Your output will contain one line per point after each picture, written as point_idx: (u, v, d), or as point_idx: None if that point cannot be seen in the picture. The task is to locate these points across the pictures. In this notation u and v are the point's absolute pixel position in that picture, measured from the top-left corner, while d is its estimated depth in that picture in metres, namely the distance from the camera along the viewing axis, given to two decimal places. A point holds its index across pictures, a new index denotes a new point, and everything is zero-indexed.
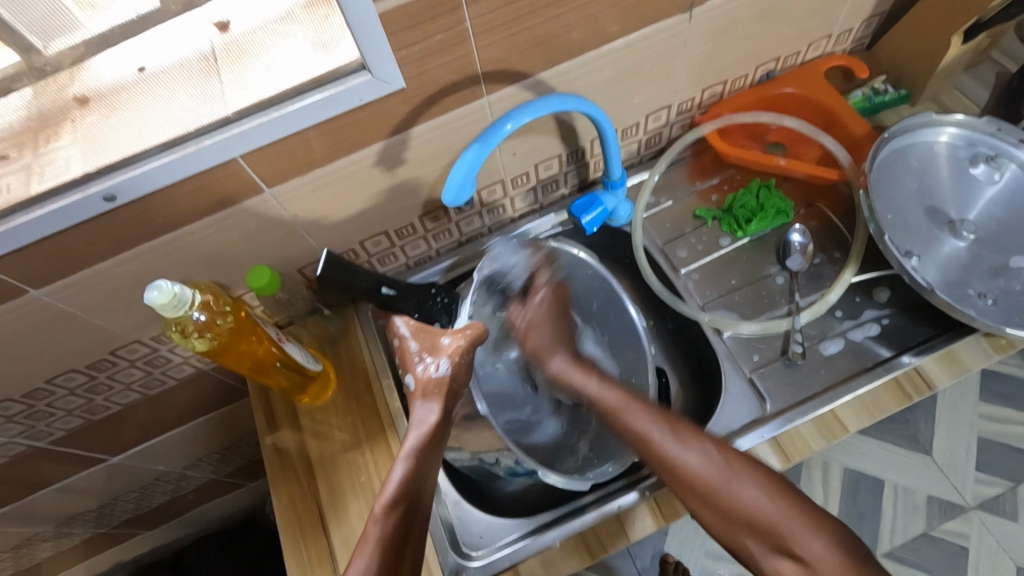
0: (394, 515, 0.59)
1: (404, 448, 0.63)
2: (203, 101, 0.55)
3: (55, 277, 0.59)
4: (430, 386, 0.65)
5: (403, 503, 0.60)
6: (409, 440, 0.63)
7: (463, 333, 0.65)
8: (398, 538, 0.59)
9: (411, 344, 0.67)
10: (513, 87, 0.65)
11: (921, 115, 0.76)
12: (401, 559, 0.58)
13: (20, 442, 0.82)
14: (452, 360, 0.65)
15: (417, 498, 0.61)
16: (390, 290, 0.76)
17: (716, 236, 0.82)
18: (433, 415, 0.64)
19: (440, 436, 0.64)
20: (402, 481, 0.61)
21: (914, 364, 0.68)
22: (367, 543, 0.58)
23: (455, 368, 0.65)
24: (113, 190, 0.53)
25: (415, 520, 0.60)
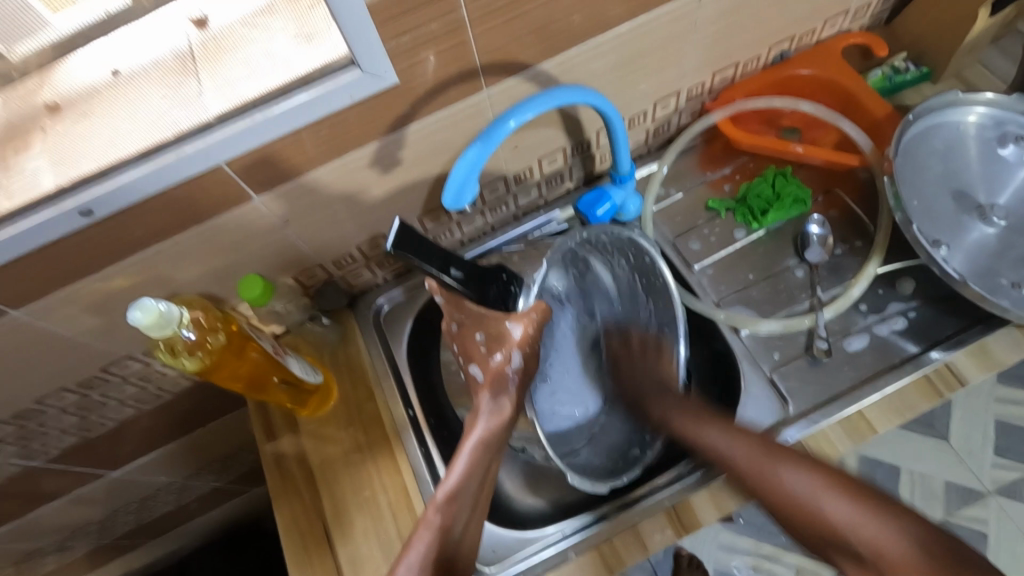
0: (453, 507, 0.58)
1: (472, 436, 0.62)
2: (180, 105, 0.50)
3: (34, 297, 0.56)
4: (500, 378, 0.63)
5: (464, 496, 0.59)
6: (476, 430, 0.62)
7: (527, 317, 0.63)
8: (459, 532, 0.58)
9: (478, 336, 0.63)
10: (513, 79, 0.61)
11: (946, 94, 0.72)
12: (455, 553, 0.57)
13: (13, 462, 0.79)
14: (522, 350, 0.63)
15: (478, 494, 0.60)
16: (461, 272, 0.61)
17: (730, 228, 0.78)
18: (503, 410, 0.63)
19: (508, 429, 0.64)
20: (469, 469, 0.60)
21: (944, 360, 0.65)
22: (424, 529, 0.57)
23: (525, 359, 0.64)
24: (89, 205, 0.50)
25: (474, 515, 0.60)
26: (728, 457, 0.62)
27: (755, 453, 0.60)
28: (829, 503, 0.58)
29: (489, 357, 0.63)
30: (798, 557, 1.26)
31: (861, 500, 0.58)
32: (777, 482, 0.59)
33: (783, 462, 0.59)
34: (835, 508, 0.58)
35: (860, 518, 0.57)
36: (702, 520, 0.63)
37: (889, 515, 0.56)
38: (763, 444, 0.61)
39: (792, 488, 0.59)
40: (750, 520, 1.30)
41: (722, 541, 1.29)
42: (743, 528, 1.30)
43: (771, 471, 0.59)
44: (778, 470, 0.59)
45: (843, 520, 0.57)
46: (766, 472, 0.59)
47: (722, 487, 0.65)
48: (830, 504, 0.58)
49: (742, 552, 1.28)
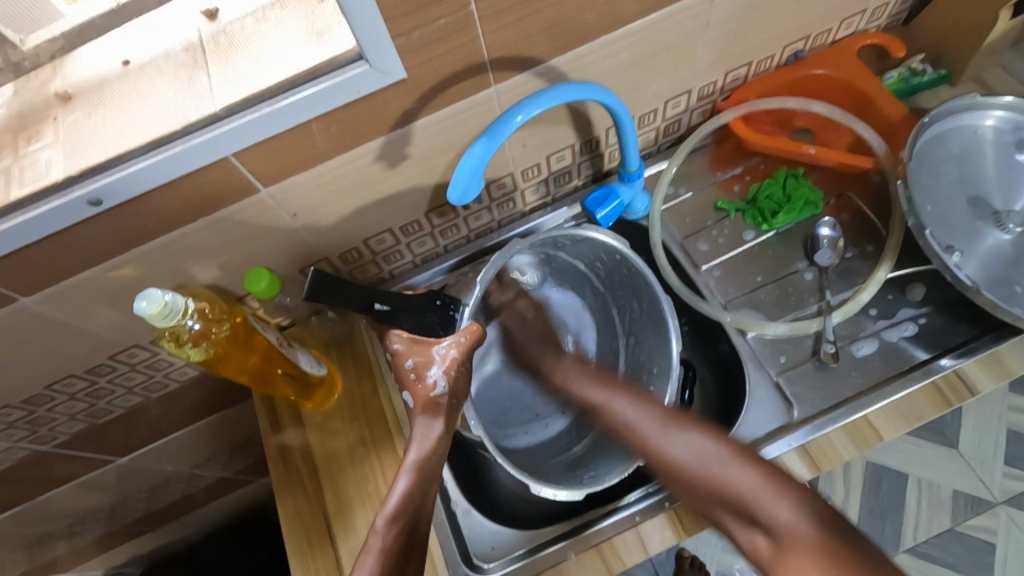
0: (400, 528, 0.54)
1: (407, 459, 0.58)
2: (190, 97, 0.51)
3: (45, 285, 0.57)
4: (431, 403, 0.61)
5: (408, 516, 0.55)
6: (409, 452, 0.59)
7: (459, 339, 0.62)
8: (402, 553, 0.54)
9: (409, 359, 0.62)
10: (522, 75, 0.60)
11: (964, 97, 0.71)
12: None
13: (23, 447, 0.81)
14: (450, 375, 0.61)
15: (422, 511, 0.56)
16: (385, 306, 0.64)
17: (739, 230, 0.77)
18: (436, 430, 0.59)
19: (443, 452, 0.60)
20: (407, 492, 0.56)
21: (954, 368, 0.64)
22: (369, 555, 0.53)
23: (453, 384, 0.61)
24: (98, 194, 0.50)
25: (420, 538, 0.55)
26: (680, 458, 0.59)
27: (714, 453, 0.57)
28: (707, 449, 0.58)
29: (420, 382, 0.61)
30: None
31: (766, 470, 0.55)
32: (664, 451, 0.60)
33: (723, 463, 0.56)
34: (733, 475, 0.55)
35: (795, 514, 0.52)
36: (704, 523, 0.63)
37: (798, 493, 0.53)
38: (671, 411, 0.63)
39: (682, 455, 0.59)
40: None
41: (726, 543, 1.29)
42: None
43: (618, 405, 0.68)
44: (667, 437, 0.61)
45: (714, 465, 0.57)
46: (616, 410, 0.67)
47: None
48: (730, 472, 0.56)
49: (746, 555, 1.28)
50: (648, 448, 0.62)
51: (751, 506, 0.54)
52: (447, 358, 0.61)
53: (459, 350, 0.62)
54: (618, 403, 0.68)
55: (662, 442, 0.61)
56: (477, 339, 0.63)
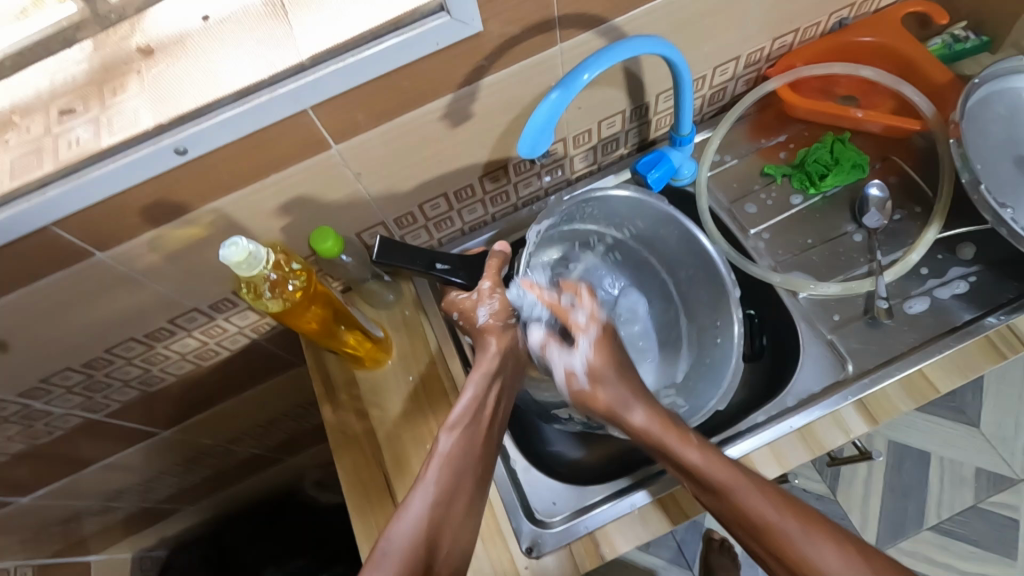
0: (458, 436, 0.62)
1: (474, 375, 0.65)
2: (273, 48, 0.52)
3: (121, 239, 0.58)
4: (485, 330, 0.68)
5: (465, 425, 0.63)
6: (477, 370, 0.66)
7: (487, 271, 0.68)
8: (462, 453, 0.61)
9: (479, 316, 0.68)
10: (588, 34, 0.61)
11: (1013, 60, 0.72)
12: (464, 475, 0.61)
13: (76, 414, 0.81)
14: (491, 301, 0.68)
15: (480, 423, 0.64)
16: (446, 266, 0.67)
17: (786, 194, 0.78)
18: (491, 348, 0.67)
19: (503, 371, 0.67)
20: (472, 401, 0.64)
21: (1005, 322, 0.66)
22: (434, 458, 0.61)
23: (496, 307, 0.68)
24: (184, 142, 0.50)
25: (480, 443, 0.63)
26: (756, 518, 0.56)
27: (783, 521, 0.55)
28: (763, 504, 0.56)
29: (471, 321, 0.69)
30: None
31: (842, 548, 0.53)
32: (743, 511, 0.56)
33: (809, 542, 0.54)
34: (826, 561, 0.53)
35: None
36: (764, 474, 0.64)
37: (840, 543, 0.53)
38: (810, 516, 0.55)
39: (761, 509, 0.56)
40: None
41: None
42: None
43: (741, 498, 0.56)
44: (748, 497, 0.56)
45: None
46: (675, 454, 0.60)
47: (781, 444, 0.65)
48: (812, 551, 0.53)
49: None
50: (771, 549, 0.55)
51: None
52: (497, 294, 0.68)
53: (494, 280, 0.68)
54: (750, 499, 0.56)
55: (740, 502, 0.56)
56: (502, 266, 0.69)
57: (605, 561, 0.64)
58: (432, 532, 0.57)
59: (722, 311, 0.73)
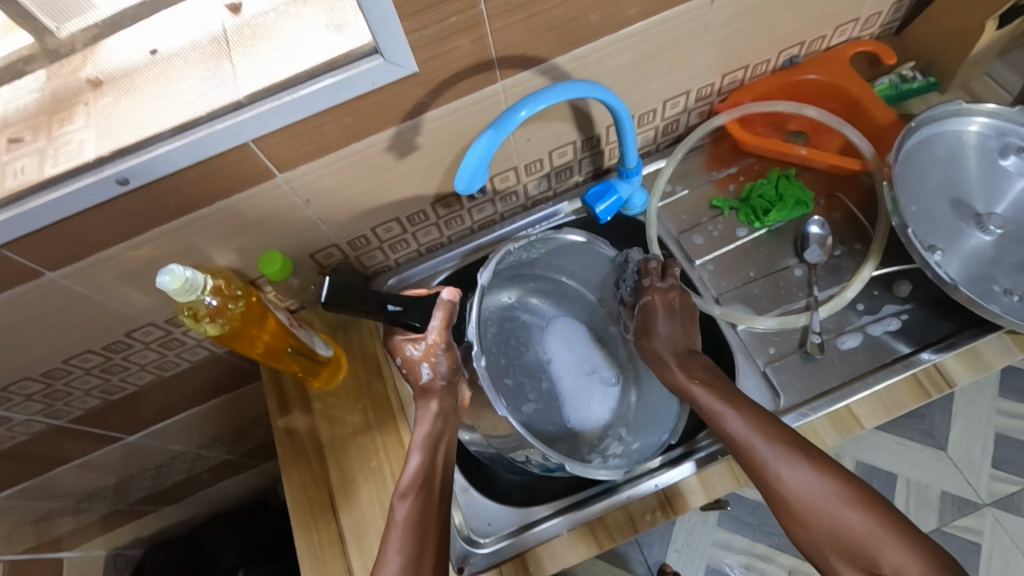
0: (411, 501, 0.60)
1: (415, 439, 0.64)
2: (214, 84, 0.54)
3: (71, 261, 0.60)
4: (426, 388, 0.67)
5: (418, 488, 0.61)
6: (419, 432, 0.64)
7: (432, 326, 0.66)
8: (419, 520, 0.59)
9: (423, 371, 0.67)
10: (528, 72, 0.63)
11: (951, 104, 0.74)
12: (428, 538, 0.58)
13: (39, 420, 0.84)
14: (431, 363, 0.67)
15: (433, 482, 0.62)
16: (396, 306, 0.68)
17: (733, 226, 0.80)
18: (432, 409, 0.65)
19: (445, 426, 0.66)
20: (417, 468, 0.62)
21: (934, 361, 0.67)
22: (393, 528, 0.59)
23: (438, 368, 0.67)
24: (125, 173, 0.53)
25: (435, 505, 0.61)
26: (737, 443, 0.59)
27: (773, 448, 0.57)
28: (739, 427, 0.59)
29: (411, 372, 0.67)
30: (790, 559, 1.26)
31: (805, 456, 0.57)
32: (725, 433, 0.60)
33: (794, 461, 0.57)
34: (791, 475, 0.56)
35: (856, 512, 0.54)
36: (690, 504, 0.66)
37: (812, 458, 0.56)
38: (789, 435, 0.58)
39: (738, 435, 0.59)
40: (744, 519, 1.31)
41: (717, 539, 1.29)
42: (738, 526, 1.30)
43: (720, 409, 0.61)
44: (728, 418, 0.60)
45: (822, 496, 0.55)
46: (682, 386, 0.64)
47: (708, 473, 0.67)
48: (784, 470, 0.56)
49: (736, 550, 1.28)
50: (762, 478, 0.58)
51: (798, 503, 0.56)
52: (442, 351, 0.67)
53: (442, 338, 0.66)
54: (730, 424, 0.60)
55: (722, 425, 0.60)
56: (449, 319, 0.67)
57: None
58: None
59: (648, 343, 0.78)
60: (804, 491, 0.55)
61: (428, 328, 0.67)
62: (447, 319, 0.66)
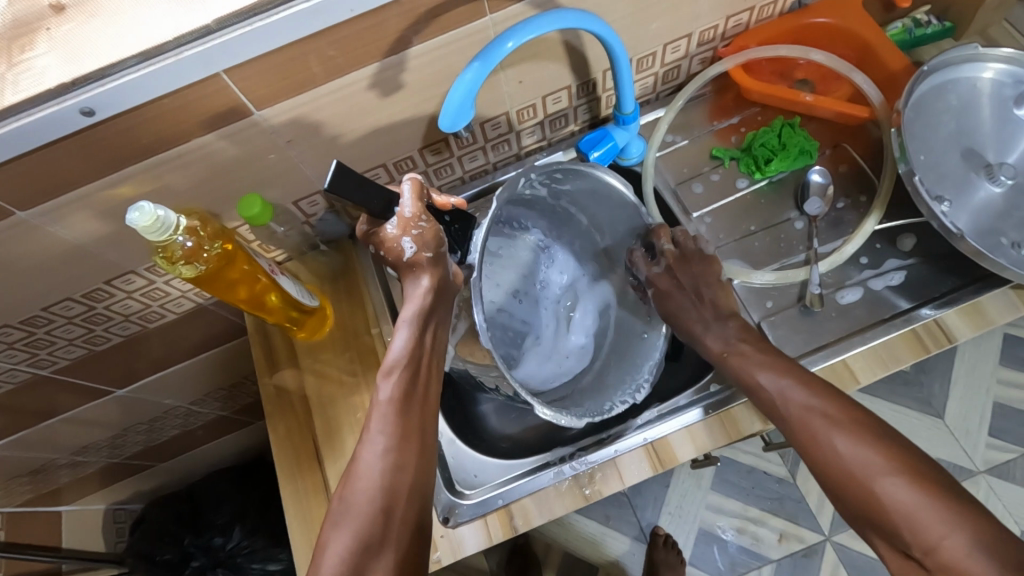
0: (397, 380, 0.56)
1: (403, 313, 0.57)
2: (183, 8, 0.50)
3: (42, 199, 0.58)
4: (410, 262, 0.58)
5: (406, 367, 0.56)
6: (407, 307, 0.57)
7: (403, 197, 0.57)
8: (407, 401, 0.55)
9: (404, 247, 0.57)
10: (518, 5, 0.60)
11: (965, 48, 0.70)
12: (410, 425, 0.55)
13: (23, 369, 0.83)
14: (413, 236, 0.57)
15: (421, 364, 0.57)
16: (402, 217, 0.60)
17: (733, 178, 0.78)
18: (423, 286, 0.58)
19: (440, 301, 0.59)
20: (406, 345, 0.56)
21: (934, 317, 0.65)
22: (376, 408, 0.55)
23: (422, 242, 0.57)
24: (90, 103, 0.50)
25: (423, 384, 0.57)
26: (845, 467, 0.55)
27: (874, 465, 0.54)
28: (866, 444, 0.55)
29: (390, 250, 0.58)
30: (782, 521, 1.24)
31: (927, 488, 0.51)
32: (823, 451, 0.57)
33: (892, 478, 0.52)
34: (892, 487, 0.52)
35: (914, 494, 0.51)
36: (679, 457, 0.65)
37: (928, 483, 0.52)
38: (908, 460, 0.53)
39: (847, 457, 0.55)
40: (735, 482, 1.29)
41: (709, 501, 1.28)
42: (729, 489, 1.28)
43: (884, 487, 0.53)
44: (830, 437, 0.56)
45: (900, 507, 0.51)
46: (831, 442, 0.56)
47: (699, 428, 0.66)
48: (903, 494, 0.52)
49: (728, 513, 1.26)
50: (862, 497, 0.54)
51: (900, 520, 0.51)
52: (423, 223, 0.57)
53: (417, 209, 0.57)
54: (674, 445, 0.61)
55: (828, 439, 0.56)
56: (421, 190, 0.58)
57: (520, 533, 0.65)
58: (393, 484, 0.53)
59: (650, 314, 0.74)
60: (905, 507, 0.51)
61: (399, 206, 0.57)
62: (417, 190, 0.57)
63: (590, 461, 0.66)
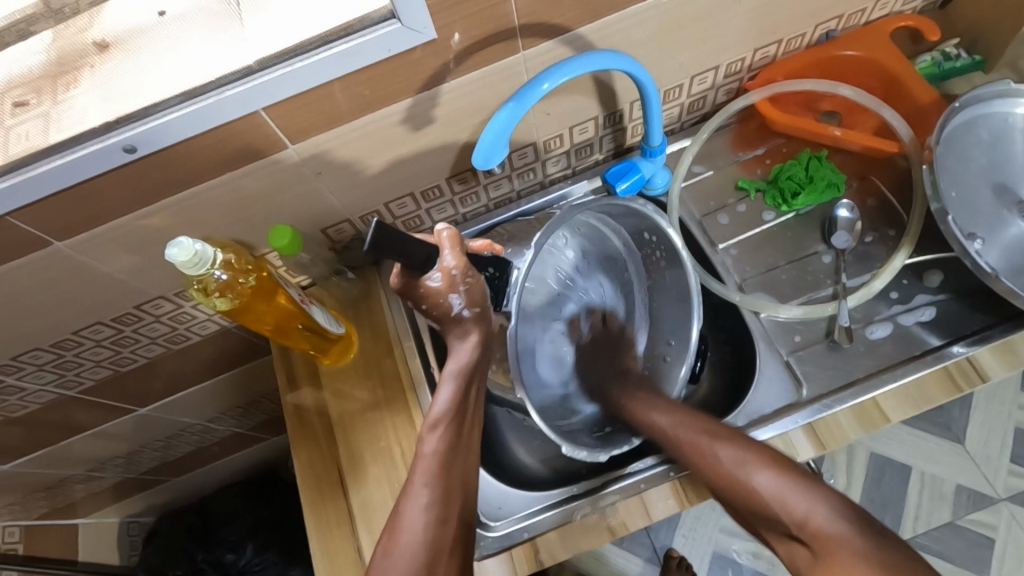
0: (442, 434, 0.57)
1: (447, 370, 0.60)
2: (225, 48, 0.52)
3: (78, 230, 0.58)
4: (457, 315, 0.60)
5: (450, 421, 0.58)
6: (451, 363, 0.60)
7: (445, 252, 0.58)
8: (450, 454, 0.57)
9: (453, 303, 0.59)
10: (551, 42, 0.60)
11: (997, 84, 0.70)
12: (454, 478, 0.56)
13: (50, 390, 0.84)
14: (461, 291, 0.59)
15: (464, 420, 0.59)
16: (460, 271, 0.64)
17: (759, 210, 0.78)
18: (471, 341, 0.61)
19: (482, 362, 0.62)
20: (452, 401, 0.59)
21: (966, 355, 0.64)
22: (420, 460, 0.56)
23: (468, 295, 0.60)
24: (132, 141, 0.51)
25: (466, 440, 0.58)
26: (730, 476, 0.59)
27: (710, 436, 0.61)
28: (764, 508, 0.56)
29: (436, 306, 0.60)
30: None
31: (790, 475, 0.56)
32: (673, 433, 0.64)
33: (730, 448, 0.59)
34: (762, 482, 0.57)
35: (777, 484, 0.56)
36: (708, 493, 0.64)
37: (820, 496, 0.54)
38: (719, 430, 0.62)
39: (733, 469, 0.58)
40: None
41: (724, 525, 1.26)
42: None
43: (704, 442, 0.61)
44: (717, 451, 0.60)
45: (791, 504, 0.55)
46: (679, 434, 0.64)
47: None
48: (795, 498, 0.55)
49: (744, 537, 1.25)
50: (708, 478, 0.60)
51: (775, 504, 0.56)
52: (469, 277, 0.59)
53: (460, 261, 0.58)
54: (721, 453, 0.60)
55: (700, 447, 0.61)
56: (461, 240, 0.59)
57: (545, 567, 0.64)
58: (437, 540, 0.53)
59: (681, 332, 0.74)
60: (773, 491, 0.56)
61: (442, 260, 0.58)
62: (458, 242, 0.59)
63: (613, 495, 0.66)
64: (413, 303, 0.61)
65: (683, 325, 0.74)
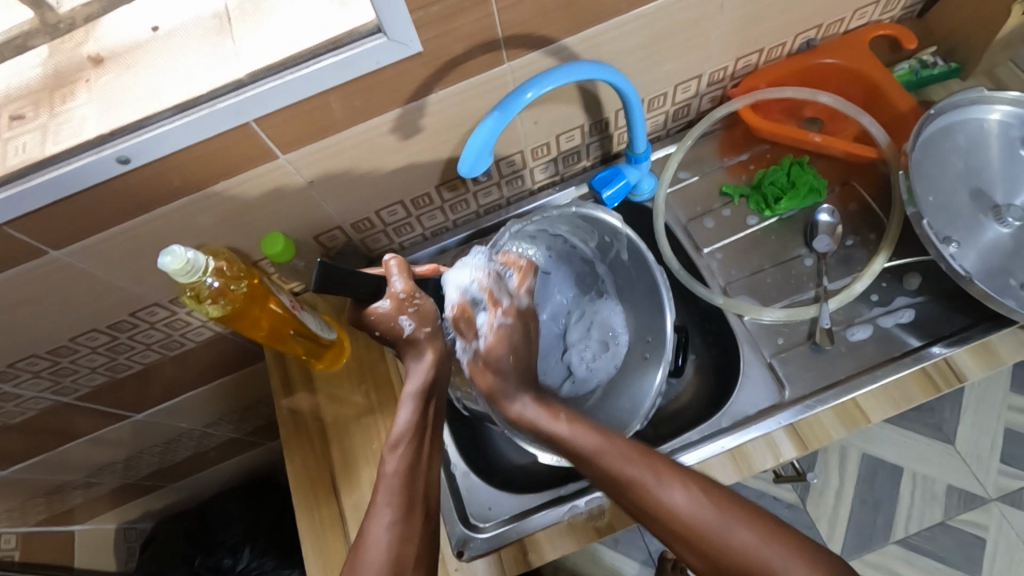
0: (402, 453, 0.55)
1: (408, 388, 0.58)
2: (218, 62, 0.54)
3: (74, 239, 0.60)
4: (411, 335, 0.59)
5: (413, 439, 0.56)
6: (410, 381, 0.58)
7: (392, 277, 0.60)
8: (412, 473, 0.55)
9: (403, 326, 0.59)
10: (536, 53, 0.62)
11: (972, 90, 0.72)
12: (420, 494, 0.55)
13: (46, 396, 0.85)
14: (410, 313, 0.59)
15: (424, 440, 0.57)
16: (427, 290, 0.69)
17: (743, 214, 0.79)
18: (428, 359, 0.59)
19: (443, 376, 0.60)
20: (413, 420, 0.57)
21: (945, 356, 0.65)
22: (382, 480, 0.54)
23: (420, 314, 0.60)
24: (127, 152, 0.52)
25: (427, 458, 0.57)
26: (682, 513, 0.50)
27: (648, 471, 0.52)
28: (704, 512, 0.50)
29: (388, 330, 0.59)
30: None
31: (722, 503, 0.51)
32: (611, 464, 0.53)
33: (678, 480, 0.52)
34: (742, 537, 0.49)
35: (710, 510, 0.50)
36: None
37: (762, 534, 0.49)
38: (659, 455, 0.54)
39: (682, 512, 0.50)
40: None
41: None
42: None
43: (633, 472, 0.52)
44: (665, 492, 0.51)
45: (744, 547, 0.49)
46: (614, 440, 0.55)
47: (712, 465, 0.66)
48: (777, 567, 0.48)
49: None
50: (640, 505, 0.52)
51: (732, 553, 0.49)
52: (417, 299, 0.60)
53: (408, 286, 0.59)
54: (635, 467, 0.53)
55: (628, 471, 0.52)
56: (407, 266, 0.61)
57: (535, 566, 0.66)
58: (399, 557, 0.51)
59: (657, 329, 0.74)
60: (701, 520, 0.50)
61: (390, 287, 0.59)
62: (405, 268, 0.61)
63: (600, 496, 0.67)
64: (371, 334, 0.61)
65: (659, 322, 0.74)
